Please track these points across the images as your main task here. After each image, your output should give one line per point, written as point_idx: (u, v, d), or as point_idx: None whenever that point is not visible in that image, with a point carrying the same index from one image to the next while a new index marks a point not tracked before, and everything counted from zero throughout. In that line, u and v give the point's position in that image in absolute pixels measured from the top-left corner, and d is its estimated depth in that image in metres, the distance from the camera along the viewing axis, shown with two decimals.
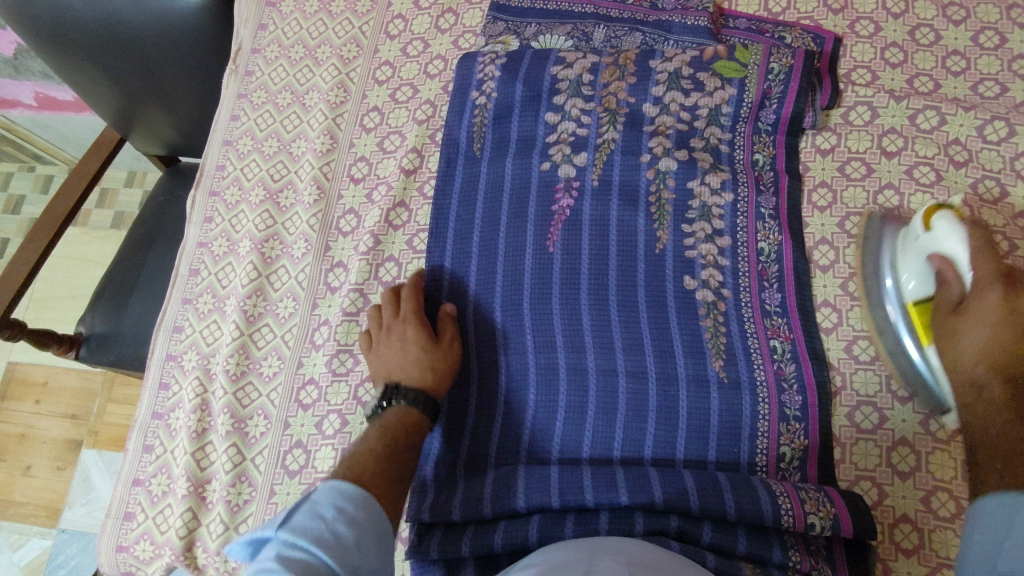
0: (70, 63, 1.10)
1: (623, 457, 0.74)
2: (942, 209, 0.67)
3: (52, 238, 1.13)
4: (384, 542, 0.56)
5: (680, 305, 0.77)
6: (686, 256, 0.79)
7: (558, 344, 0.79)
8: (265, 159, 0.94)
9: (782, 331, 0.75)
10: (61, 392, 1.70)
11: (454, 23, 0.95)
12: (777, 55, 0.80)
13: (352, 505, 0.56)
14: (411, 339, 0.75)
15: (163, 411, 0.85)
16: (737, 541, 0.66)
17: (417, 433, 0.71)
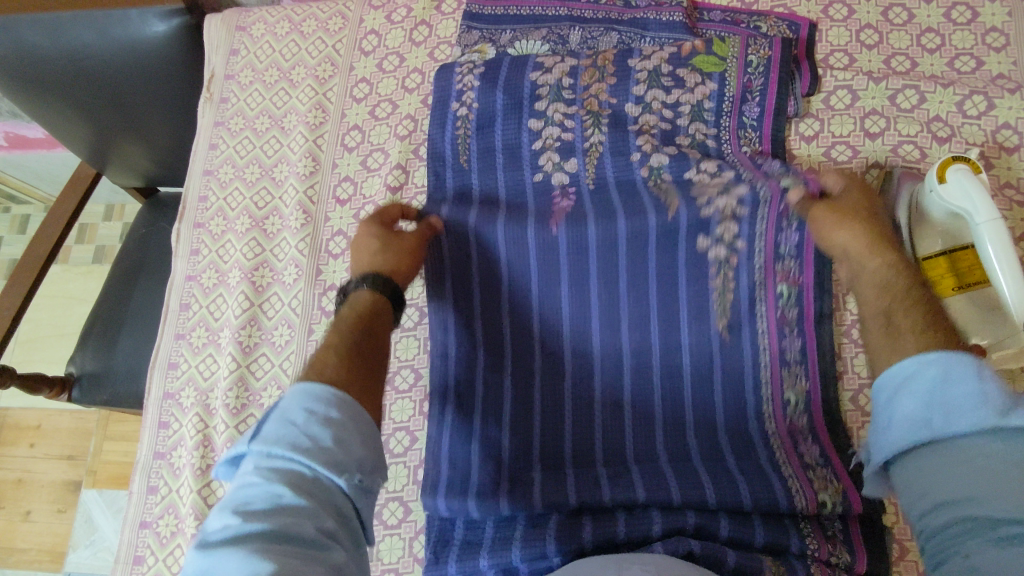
0: (38, 102, 1.09)
1: (635, 458, 0.74)
2: (959, 163, 0.67)
3: (36, 279, 1.11)
4: (369, 435, 0.52)
5: (690, 287, 0.76)
6: (701, 215, 0.75)
7: (564, 342, 0.79)
8: (248, 186, 0.93)
9: (792, 310, 0.74)
10: (56, 434, 1.67)
11: (428, 35, 0.94)
12: (755, 47, 0.81)
13: (327, 405, 0.51)
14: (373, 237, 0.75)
15: (165, 451, 0.83)
16: (754, 533, 0.66)
17: (374, 310, 0.68)
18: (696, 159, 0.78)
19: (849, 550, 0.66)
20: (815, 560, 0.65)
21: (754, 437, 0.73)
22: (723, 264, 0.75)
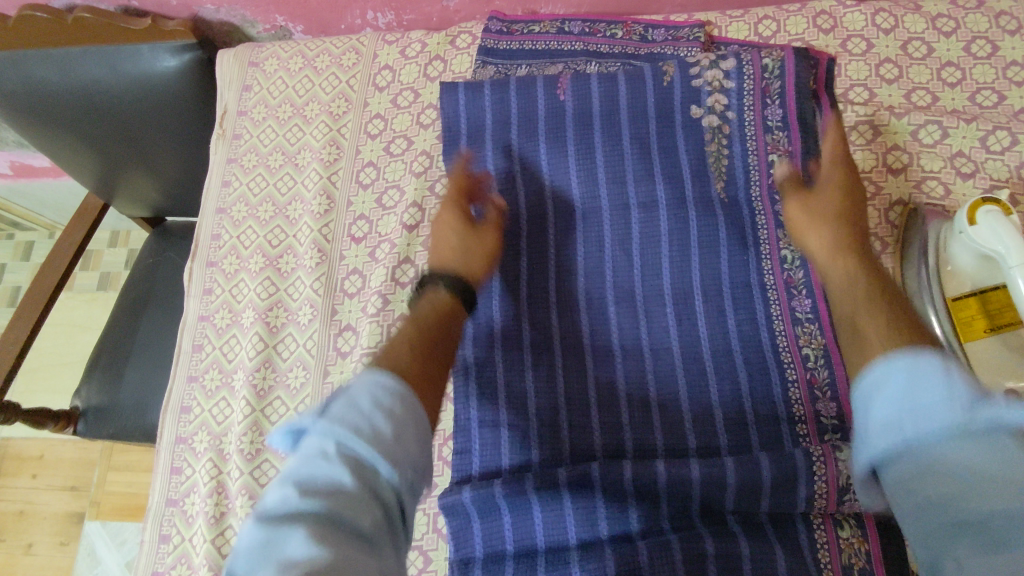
0: (47, 135, 1.08)
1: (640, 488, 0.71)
2: (988, 204, 0.67)
3: (43, 312, 1.10)
4: (426, 452, 0.50)
5: (708, 316, 0.78)
6: (693, 84, 0.82)
7: (586, 351, 0.79)
8: (262, 225, 0.92)
9: (816, 338, 0.75)
10: (59, 465, 1.65)
11: (443, 70, 0.94)
12: (766, 52, 0.81)
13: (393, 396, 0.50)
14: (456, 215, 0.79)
15: (177, 497, 0.81)
16: (776, 555, 0.66)
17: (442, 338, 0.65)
18: (710, 126, 0.81)
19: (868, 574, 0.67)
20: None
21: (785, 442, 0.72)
22: (717, 132, 0.81)
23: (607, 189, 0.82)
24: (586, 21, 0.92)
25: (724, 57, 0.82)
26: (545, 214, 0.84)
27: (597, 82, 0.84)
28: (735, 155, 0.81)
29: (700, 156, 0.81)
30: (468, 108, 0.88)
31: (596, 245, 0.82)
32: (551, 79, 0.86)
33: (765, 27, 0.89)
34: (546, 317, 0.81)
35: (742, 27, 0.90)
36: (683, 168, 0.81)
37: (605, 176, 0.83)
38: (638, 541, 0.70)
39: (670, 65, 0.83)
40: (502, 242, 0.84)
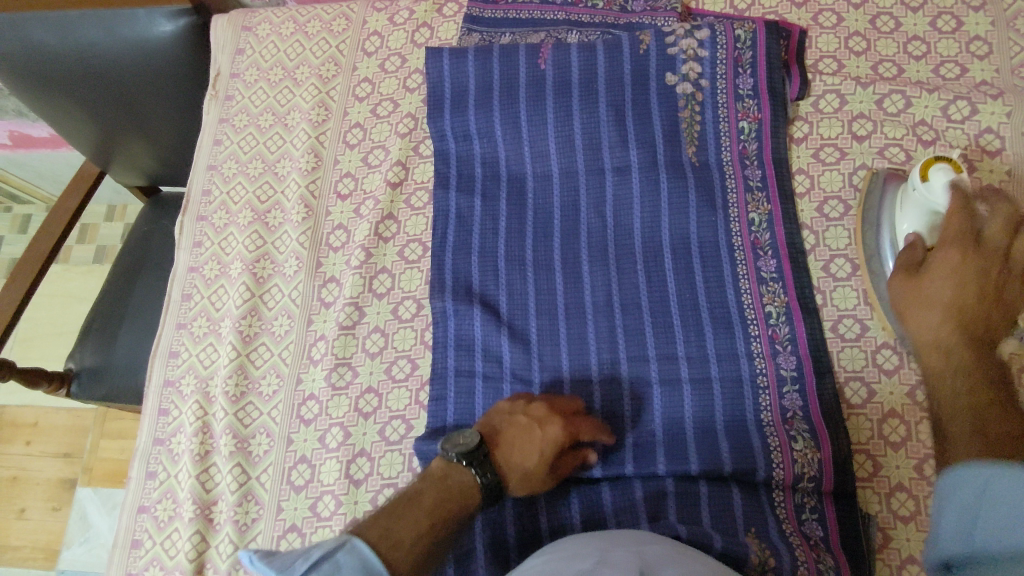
0: (44, 97, 1.10)
1: (606, 432, 0.75)
2: (940, 161, 0.68)
3: (39, 271, 1.13)
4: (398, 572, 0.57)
5: (677, 272, 0.79)
6: (668, 53, 0.84)
7: (559, 311, 0.80)
8: (251, 181, 0.95)
9: (778, 296, 0.76)
10: (53, 431, 1.68)
11: (430, 37, 0.97)
12: (739, 23, 0.84)
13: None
14: (547, 446, 0.68)
15: (165, 437, 0.85)
16: (732, 497, 0.69)
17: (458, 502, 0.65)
18: (684, 93, 0.84)
19: (822, 525, 0.68)
20: (790, 528, 0.68)
21: (747, 400, 0.73)
22: (690, 99, 0.84)
23: (583, 152, 0.85)
24: None
25: (699, 28, 0.84)
26: (523, 175, 0.88)
27: (577, 50, 0.86)
28: (707, 122, 0.83)
29: (673, 123, 0.84)
30: (452, 72, 0.89)
31: (572, 205, 0.85)
32: (533, 46, 0.88)
33: (741, 0, 0.92)
34: (523, 281, 0.82)
35: (719, 0, 0.92)
36: (657, 133, 0.84)
37: (581, 140, 0.85)
38: (602, 481, 0.73)
39: (647, 33, 0.85)
40: (483, 202, 0.87)
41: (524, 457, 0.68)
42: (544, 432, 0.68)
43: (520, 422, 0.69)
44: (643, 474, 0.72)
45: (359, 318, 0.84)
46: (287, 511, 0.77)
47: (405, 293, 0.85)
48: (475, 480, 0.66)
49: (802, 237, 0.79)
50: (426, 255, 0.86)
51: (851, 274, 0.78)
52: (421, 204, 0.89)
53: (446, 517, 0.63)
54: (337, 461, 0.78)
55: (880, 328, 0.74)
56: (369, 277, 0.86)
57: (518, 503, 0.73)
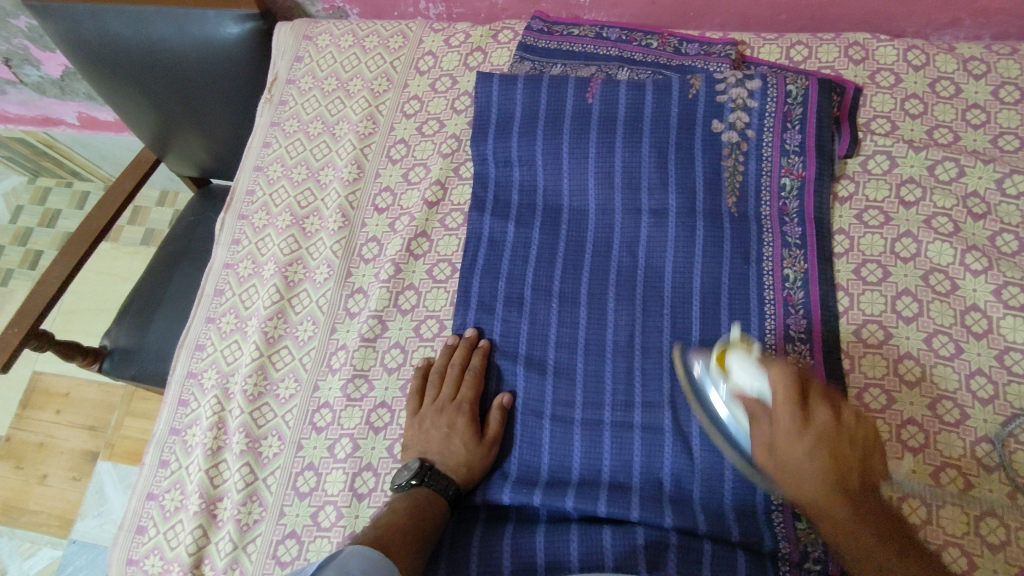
0: (113, 86, 1.15)
1: (614, 475, 0.73)
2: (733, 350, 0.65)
3: (85, 253, 1.17)
4: (374, 562, 0.59)
5: (702, 320, 0.77)
6: (717, 100, 0.84)
7: (579, 347, 0.80)
8: (294, 185, 0.97)
9: (804, 357, 0.74)
10: (81, 404, 1.73)
11: (482, 61, 0.98)
12: (792, 77, 0.83)
13: (380, 564, 0.60)
14: (459, 427, 0.76)
15: (181, 427, 0.86)
16: (737, 560, 0.66)
17: (426, 510, 0.70)
18: (729, 142, 0.83)
19: None
20: None
21: None
22: (735, 148, 0.83)
23: (621, 190, 0.85)
24: (624, 29, 0.95)
25: (751, 78, 0.84)
26: (559, 207, 0.87)
27: (625, 87, 0.86)
28: (749, 173, 0.82)
29: (716, 170, 0.83)
30: (500, 98, 0.90)
31: (604, 241, 0.84)
32: (583, 80, 0.88)
33: (798, 52, 0.90)
34: (547, 312, 0.82)
35: (776, 50, 0.91)
36: (697, 179, 0.83)
37: (621, 178, 0.85)
38: (604, 524, 0.71)
39: (698, 77, 0.85)
40: (516, 229, 0.87)
41: (450, 449, 0.75)
42: (450, 422, 0.76)
43: (426, 425, 0.77)
44: (649, 521, 0.69)
45: (381, 331, 0.85)
46: (289, 516, 0.77)
47: (430, 312, 0.85)
48: (434, 493, 0.72)
49: (837, 297, 0.77)
50: (454, 275, 0.87)
51: (883, 342, 0.74)
52: (455, 225, 0.90)
53: (421, 523, 0.69)
54: (343, 472, 0.78)
55: (906, 401, 0.72)
56: (396, 292, 0.87)
57: (517, 534, 0.72)
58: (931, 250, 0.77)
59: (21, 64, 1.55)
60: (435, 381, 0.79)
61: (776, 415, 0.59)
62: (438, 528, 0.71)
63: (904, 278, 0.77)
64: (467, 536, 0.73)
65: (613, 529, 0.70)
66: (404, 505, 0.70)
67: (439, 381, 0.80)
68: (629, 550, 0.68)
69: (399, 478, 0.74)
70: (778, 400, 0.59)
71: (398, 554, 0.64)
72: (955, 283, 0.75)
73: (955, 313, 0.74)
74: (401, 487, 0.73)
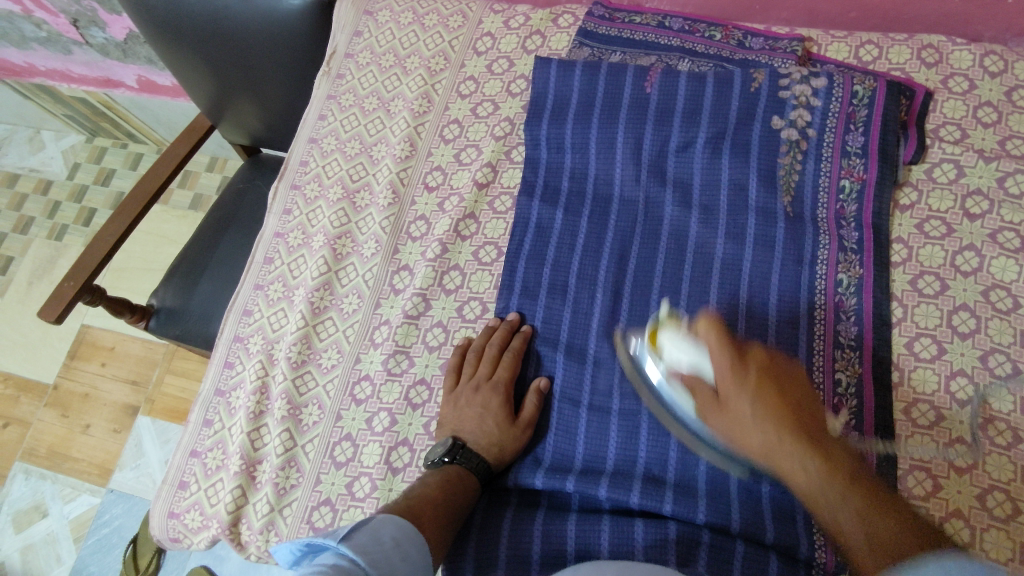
0: (177, 51, 1.14)
1: (648, 467, 0.72)
2: (666, 327, 0.69)
3: (138, 213, 1.21)
4: (409, 530, 0.61)
5: (749, 321, 0.77)
6: (779, 95, 0.82)
7: (620, 339, 0.79)
8: (347, 159, 0.98)
9: (852, 365, 0.73)
10: (126, 358, 1.78)
11: (541, 45, 0.97)
12: (860, 78, 0.80)
13: (409, 539, 0.61)
14: (493, 407, 0.76)
15: (226, 389, 0.89)
16: (768, 565, 0.66)
17: (457, 487, 0.71)
18: (788, 139, 0.81)
19: None
20: None
21: None
22: (794, 147, 0.81)
23: (673, 186, 0.84)
24: (688, 20, 0.93)
25: (817, 75, 0.82)
26: (609, 196, 0.87)
27: (685, 79, 0.84)
28: (806, 174, 0.81)
29: (771, 168, 0.81)
30: (557, 83, 0.89)
31: (652, 233, 0.83)
32: (642, 68, 0.87)
33: (867, 52, 0.87)
34: (590, 301, 0.82)
35: (845, 48, 0.88)
36: (752, 176, 0.82)
37: (673, 177, 0.85)
38: (636, 517, 0.71)
39: (762, 71, 0.83)
40: (564, 217, 0.86)
41: (483, 428, 0.75)
42: (484, 401, 0.76)
43: (462, 404, 0.77)
44: (681, 517, 0.69)
45: (425, 310, 0.86)
46: (325, 484, 0.79)
47: (473, 294, 0.86)
48: (465, 470, 0.73)
49: (890, 307, 0.75)
50: (500, 259, 0.87)
51: (935, 357, 0.73)
52: (504, 209, 0.90)
53: (450, 499, 0.70)
54: (379, 445, 0.80)
55: (956, 419, 0.70)
56: (440, 272, 0.87)
57: (548, 520, 0.72)
58: (994, 265, 0.75)
59: (88, 25, 1.59)
60: (473, 360, 0.80)
61: (716, 372, 0.64)
62: (467, 505, 0.72)
63: (964, 293, 0.75)
64: (498, 517, 0.74)
65: (645, 521, 0.70)
66: (436, 479, 0.71)
67: (476, 360, 0.80)
68: (659, 541, 0.68)
69: (432, 455, 0.75)
70: (721, 376, 0.63)
71: (428, 525, 0.66)
72: (1017, 302, 0.73)
73: (1015, 333, 0.72)
74: (435, 463, 0.74)
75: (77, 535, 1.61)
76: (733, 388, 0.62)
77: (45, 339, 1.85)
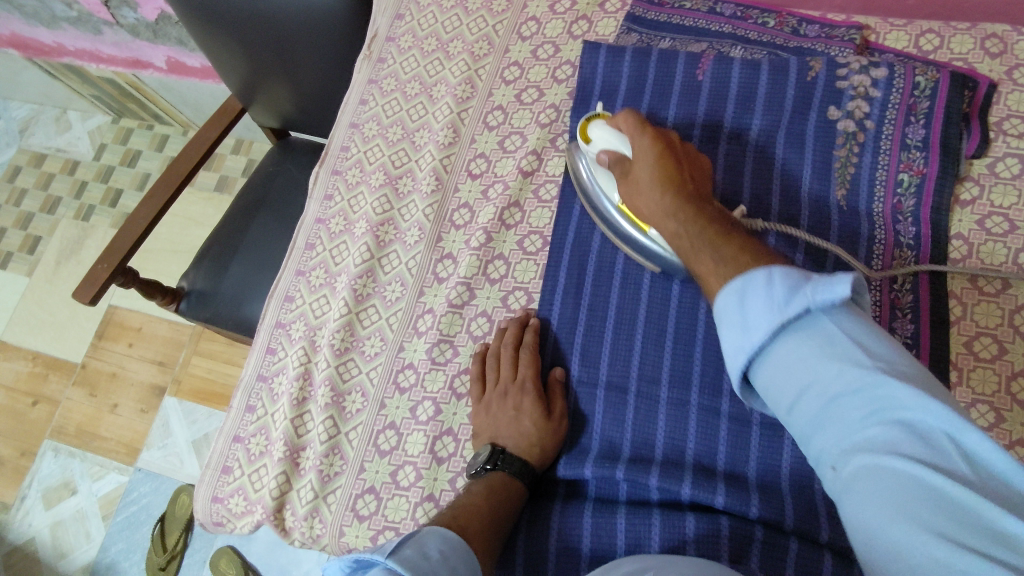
0: (211, 34, 1.11)
1: (697, 462, 0.71)
2: (595, 121, 0.77)
3: (172, 193, 1.20)
4: (455, 545, 0.60)
5: None
6: (837, 86, 0.80)
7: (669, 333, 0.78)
8: (389, 145, 0.97)
9: None
10: (153, 339, 1.79)
11: (587, 30, 0.95)
12: (922, 68, 0.78)
13: (454, 553, 0.59)
14: (524, 407, 0.74)
15: (268, 374, 0.89)
16: (822, 563, 0.65)
17: (503, 495, 0.70)
18: (845, 131, 0.79)
19: None
20: None
21: None
22: (851, 138, 0.79)
23: (723, 175, 0.82)
24: (740, 5, 0.91)
25: (877, 65, 0.79)
26: None
27: (739, 66, 0.82)
28: (863, 166, 0.79)
29: (827, 160, 0.79)
30: (605, 70, 0.88)
31: None
32: (694, 55, 0.85)
33: (928, 41, 0.85)
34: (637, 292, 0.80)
35: (904, 36, 0.86)
36: (806, 168, 0.80)
37: (723, 164, 0.83)
38: (687, 511, 0.70)
39: (819, 60, 0.81)
40: None
41: (519, 431, 0.74)
42: (513, 405, 0.75)
43: (493, 410, 0.76)
44: (733, 511, 0.68)
45: (469, 299, 0.85)
46: (369, 472, 0.79)
47: (518, 284, 0.85)
48: (509, 476, 0.72)
49: (949, 305, 0.74)
50: (545, 249, 0.85)
51: (996, 358, 0.71)
52: (549, 197, 0.88)
53: (496, 509, 0.69)
54: (423, 435, 0.79)
55: (1017, 420, 0.69)
56: (485, 261, 0.86)
57: (597, 513, 0.72)
58: None
59: (119, 5, 1.59)
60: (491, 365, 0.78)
61: (642, 184, 0.70)
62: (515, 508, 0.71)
63: None
64: (546, 511, 0.74)
65: (696, 517, 0.69)
66: (478, 489, 0.70)
67: (496, 364, 0.78)
68: (711, 537, 0.67)
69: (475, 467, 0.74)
70: (640, 165, 0.71)
71: (474, 538, 0.64)
72: None
73: None
74: (477, 475, 0.73)
75: (106, 513, 1.63)
76: (647, 184, 0.69)
77: (73, 318, 1.86)
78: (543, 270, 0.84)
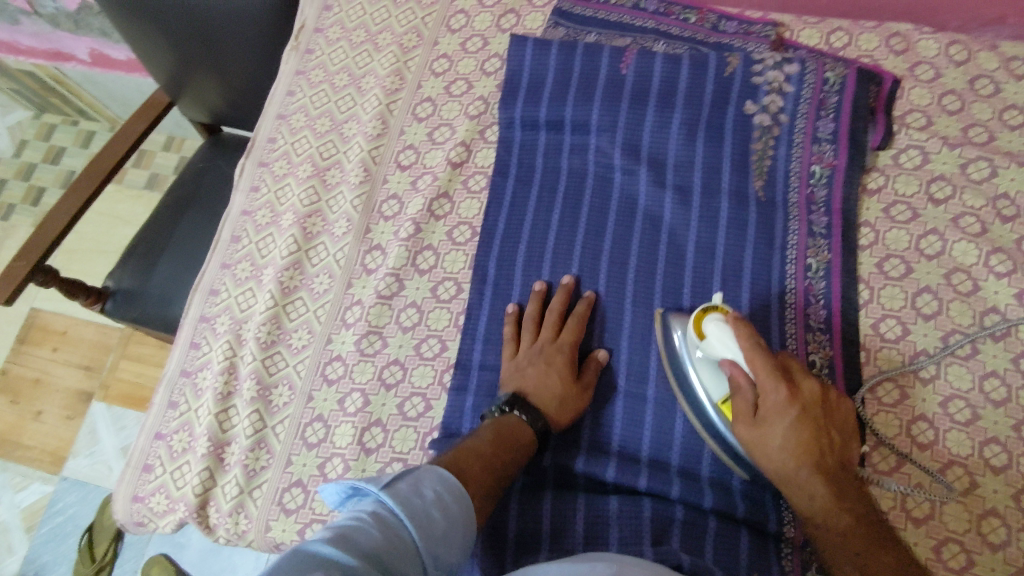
0: (131, 23, 1.06)
1: (621, 446, 0.74)
2: (711, 319, 0.67)
3: (94, 188, 1.15)
4: (462, 500, 0.59)
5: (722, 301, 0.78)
6: (753, 81, 0.83)
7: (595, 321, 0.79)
8: (317, 136, 0.96)
9: (823, 347, 0.75)
10: (79, 343, 1.72)
11: (515, 24, 0.96)
12: (831, 65, 0.82)
13: (450, 495, 0.58)
14: (554, 366, 0.74)
15: (192, 370, 0.87)
16: (739, 538, 0.67)
17: (511, 449, 0.69)
18: (761, 125, 0.82)
19: None
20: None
21: None
22: (766, 132, 0.82)
23: (647, 166, 0.84)
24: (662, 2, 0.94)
25: (790, 61, 0.83)
26: (583, 172, 0.86)
27: (661, 59, 0.85)
28: (778, 158, 0.82)
29: (744, 153, 0.82)
30: (532, 63, 0.89)
31: (626, 215, 0.83)
32: (618, 49, 0.87)
33: (837, 38, 0.89)
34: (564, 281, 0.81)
35: (815, 34, 0.90)
36: (726, 159, 0.82)
37: (647, 154, 0.84)
38: (611, 494, 0.72)
39: (736, 56, 0.83)
40: (537, 197, 0.86)
41: (544, 383, 0.73)
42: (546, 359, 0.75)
43: (523, 365, 0.76)
44: (655, 492, 0.70)
45: (398, 290, 0.85)
46: (295, 466, 0.78)
47: (447, 274, 0.85)
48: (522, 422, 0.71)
49: (858, 290, 0.77)
50: (473, 239, 0.86)
51: (900, 338, 0.75)
52: (478, 188, 0.89)
53: (504, 457, 0.67)
54: (352, 426, 0.78)
55: (918, 397, 0.72)
56: (414, 251, 0.86)
57: (524, 498, 0.73)
58: (956, 249, 0.77)
59: None
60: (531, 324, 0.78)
61: (764, 391, 0.63)
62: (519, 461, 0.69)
63: (927, 276, 0.77)
64: None
65: (620, 498, 0.71)
66: (485, 439, 0.68)
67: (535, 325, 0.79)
68: (633, 517, 0.69)
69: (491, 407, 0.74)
70: (761, 377, 0.63)
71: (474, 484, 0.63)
72: (977, 284, 0.75)
73: (974, 314, 0.74)
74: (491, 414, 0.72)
75: (28, 525, 1.55)
76: (781, 412, 0.62)
77: None
78: (473, 261, 0.85)
